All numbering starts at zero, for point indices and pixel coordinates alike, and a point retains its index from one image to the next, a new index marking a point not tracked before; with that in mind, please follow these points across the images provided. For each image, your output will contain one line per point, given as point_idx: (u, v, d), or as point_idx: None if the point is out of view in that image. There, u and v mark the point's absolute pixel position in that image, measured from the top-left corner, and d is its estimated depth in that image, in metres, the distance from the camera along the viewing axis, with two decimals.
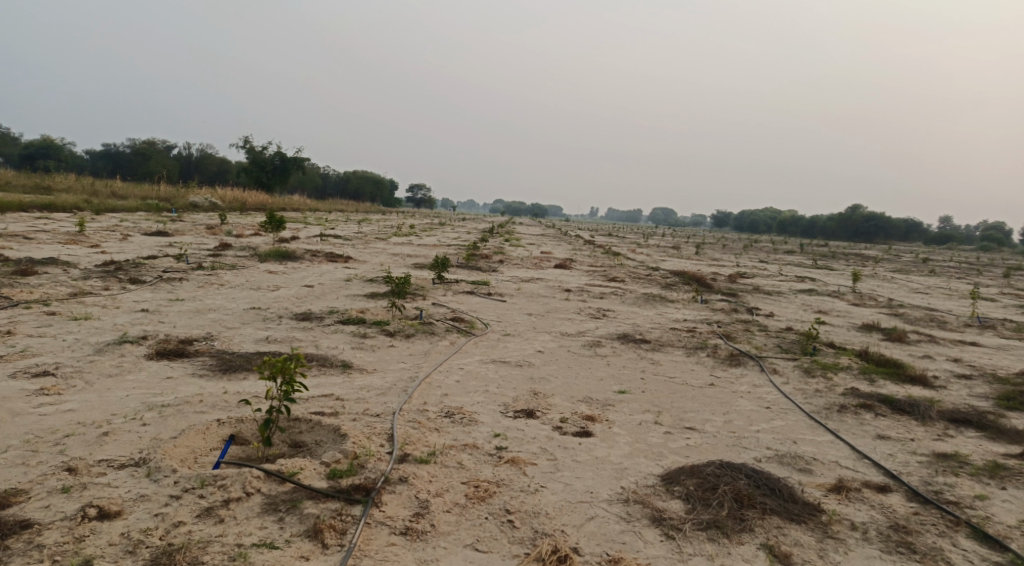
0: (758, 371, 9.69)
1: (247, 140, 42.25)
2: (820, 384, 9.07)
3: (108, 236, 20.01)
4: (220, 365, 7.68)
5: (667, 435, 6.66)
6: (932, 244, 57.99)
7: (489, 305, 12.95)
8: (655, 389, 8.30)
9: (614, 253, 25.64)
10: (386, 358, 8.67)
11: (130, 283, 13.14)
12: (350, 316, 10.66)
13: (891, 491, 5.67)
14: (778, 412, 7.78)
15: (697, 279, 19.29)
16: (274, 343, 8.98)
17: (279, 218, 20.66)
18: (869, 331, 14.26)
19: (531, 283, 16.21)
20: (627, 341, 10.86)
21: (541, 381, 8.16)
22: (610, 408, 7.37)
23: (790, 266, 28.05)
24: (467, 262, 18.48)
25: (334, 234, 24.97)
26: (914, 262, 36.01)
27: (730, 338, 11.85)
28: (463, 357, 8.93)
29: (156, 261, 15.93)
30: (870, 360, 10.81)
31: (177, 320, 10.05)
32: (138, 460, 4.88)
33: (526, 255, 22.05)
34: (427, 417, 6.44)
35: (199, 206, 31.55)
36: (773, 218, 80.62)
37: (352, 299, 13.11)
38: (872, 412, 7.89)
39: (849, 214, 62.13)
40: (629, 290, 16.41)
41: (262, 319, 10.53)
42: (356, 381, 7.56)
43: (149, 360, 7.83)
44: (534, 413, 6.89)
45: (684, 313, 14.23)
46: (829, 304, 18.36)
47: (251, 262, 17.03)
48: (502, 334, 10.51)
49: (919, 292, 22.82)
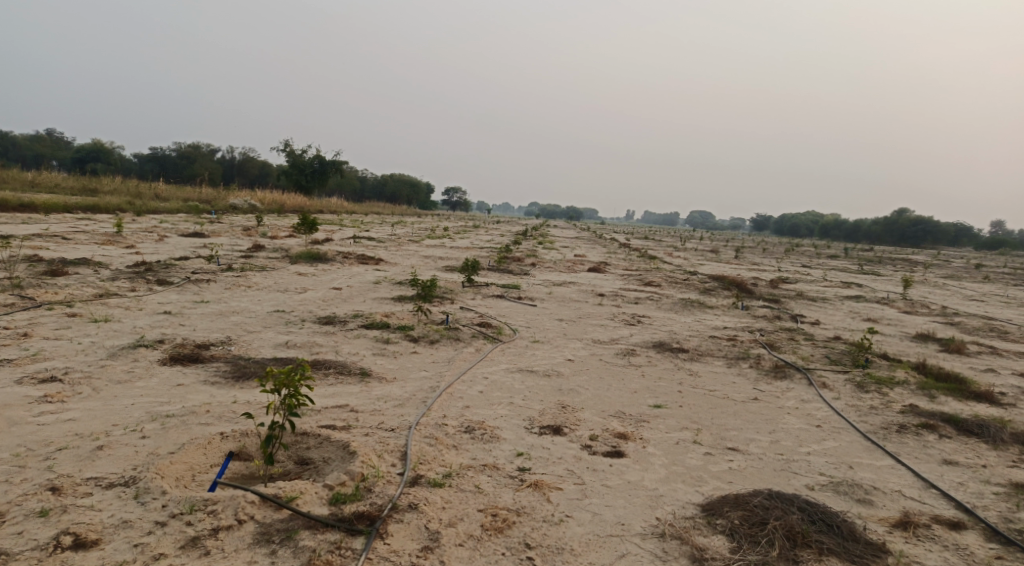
0: (805, 385, 9.00)
1: (286, 144, 42.54)
2: (875, 401, 8.36)
3: (144, 237, 20.08)
4: (233, 373, 7.32)
5: (708, 457, 6.08)
6: (983, 249, 55.72)
7: (519, 310, 12.47)
8: (694, 404, 7.70)
9: (651, 257, 24.93)
10: (407, 366, 8.23)
11: (157, 284, 12.99)
12: (374, 320, 10.26)
13: (965, 530, 5.02)
14: (829, 432, 7.12)
15: (738, 283, 18.53)
16: (292, 348, 8.61)
17: (312, 220, 20.50)
18: (925, 341, 13.40)
19: (564, 286, 15.69)
20: (663, 350, 10.26)
21: (571, 393, 7.63)
22: (645, 425, 6.81)
23: (835, 272, 26.95)
24: (499, 264, 18.01)
25: (368, 236, 24.76)
26: (966, 267, 34.51)
27: (774, 347, 11.15)
28: (489, 366, 8.45)
29: (187, 262, 15.80)
30: (929, 375, 10.01)
31: (197, 323, 9.78)
32: (127, 479, 4.54)
33: (560, 258, 21.51)
34: (446, 433, 5.97)
35: (238, 208, 31.74)
36: (814, 222, 78.57)
37: (379, 303, 12.75)
38: (936, 433, 7.17)
39: (896, 217, 60.09)
40: (666, 295, 15.77)
41: (284, 322, 10.21)
42: (373, 391, 7.12)
43: (160, 366, 7.51)
44: (562, 430, 6.38)
45: (724, 320, 13.53)
46: (879, 311, 17.46)
47: (281, 264, 16.85)
48: (531, 341, 10.00)
49: (974, 299, 21.63)
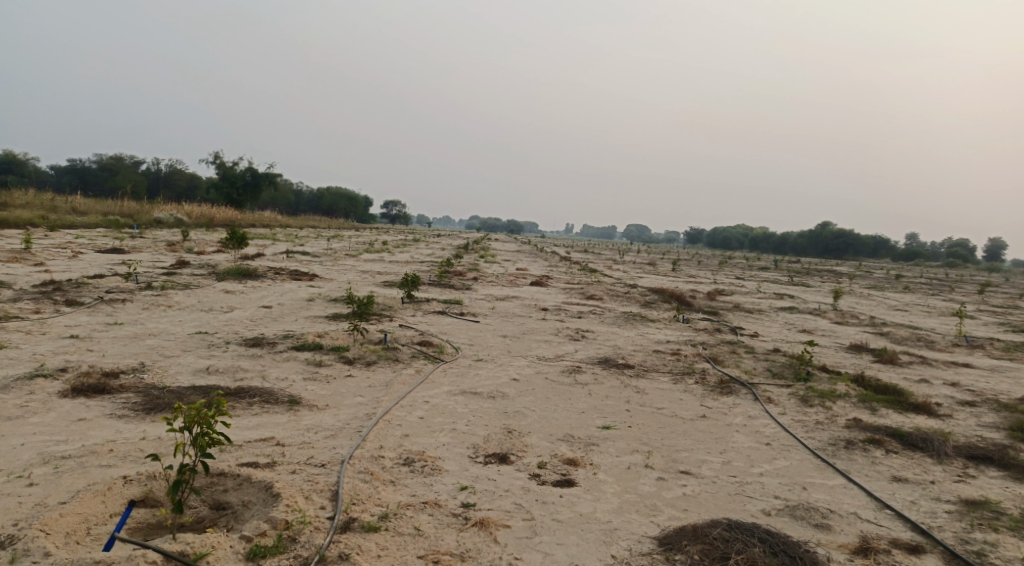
0: (751, 400, 8.87)
1: (216, 155, 40.96)
2: (820, 416, 8.28)
3: (57, 254, 18.74)
4: (144, 405, 6.64)
5: (661, 482, 5.79)
6: (900, 260, 58.41)
7: (460, 327, 12.04)
8: (643, 424, 7.43)
9: (591, 270, 24.89)
10: (341, 391, 7.67)
11: (66, 305, 12.00)
12: (306, 341, 9.65)
13: (923, 554, 4.90)
14: (780, 450, 6.96)
15: (677, 296, 18.58)
16: (214, 374, 7.94)
17: (241, 235, 19.55)
18: (859, 352, 13.61)
19: (506, 301, 15.34)
20: (608, 367, 10.00)
21: (516, 416, 7.24)
22: (595, 449, 6.48)
23: (768, 283, 27.52)
24: (439, 279, 17.53)
25: (302, 251, 23.86)
26: (887, 278, 35.96)
27: (717, 361, 11.06)
28: (429, 389, 7.98)
29: (102, 280, 14.74)
30: (868, 387, 10.07)
31: (108, 349, 8.96)
32: (4, 539, 4.05)
33: (500, 272, 21.20)
34: (383, 467, 5.50)
35: (163, 222, 30.21)
36: (745, 234, 80.93)
37: (312, 321, 12.09)
38: (883, 448, 7.10)
39: (820, 230, 62.38)
40: (608, 309, 15.62)
41: (207, 345, 9.48)
42: (302, 421, 6.56)
43: (61, 398, 6.74)
44: (508, 458, 5.98)
45: (666, 334, 13.43)
46: (812, 322, 17.77)
47: (207, 281, 15.94)
48: (473, 360, 9.57)
49: (899, 309, 22.35)
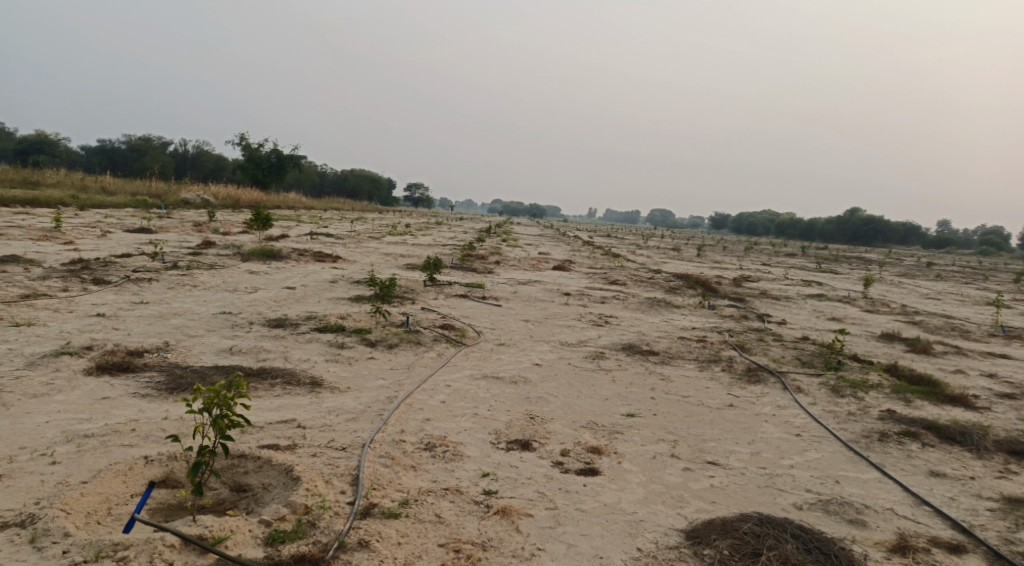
0: (780, 390, 8.66)
1: (242, 137, 41.19)
2: (852, 407, 8.05)
3: (86, 233, 18.94)
4: (167, 385, 6.63)
5: (688, 473, 5.65)
6: (931, 247, 57.14)
7: (482, 310, 11.93)
8: (669, 413, 7.26)
9: (615, 255, 24.62)
10: (362, 374, 7.61)
11: (94, 284, 12.11)
12: (328, 323, 9.60)
13: (965, 554, 4.71)
14: (811, 441, 6.77)
15: (702, 282, 18.30)
16: (236, 355, 7.92)
17: (266, 216, 19.60)
18: (891, 341, 13.27)
19: (528, 285, 15.21)
20: (633, 353, 9.83)
21: (539, 402, 7.12)
22: (619, 437, 6.34)
23: (796, 270, 27.03)
24: (461, 262, 17.43)
25: (326, 232, 23.90)
26: (919, 265, 35.20)
27: (745, 349, 10.84)
28: (451, 373, 7.88)
29: (129, 260, 14.87)
30: (901, 377, 9.79)
31: (133, 327, 8.99)
32: (24, 518, 4.03)
33: (524, 256, 21.05)
34: (404, 451, 5.42)
35: (191, 203, 30.50)
36: (771, 220, 79.73)
37: (334, 303, 12.07)
38: (919, 442, 6.87)
39: (849, 216, 61.24)
40: (632, 294, 15.42)
41: (230, 325, 9.48)
42: (323, 404, 6.50)
43: (85, 376, 6.75)
44: (531, 445, 5.87)
45: (692, 320, 13.19)
46: (841, 310, 17.40)
47: (232, 261, 16.00)
48: (495, 345, 9.46)
49: (931, 298, 21.84)
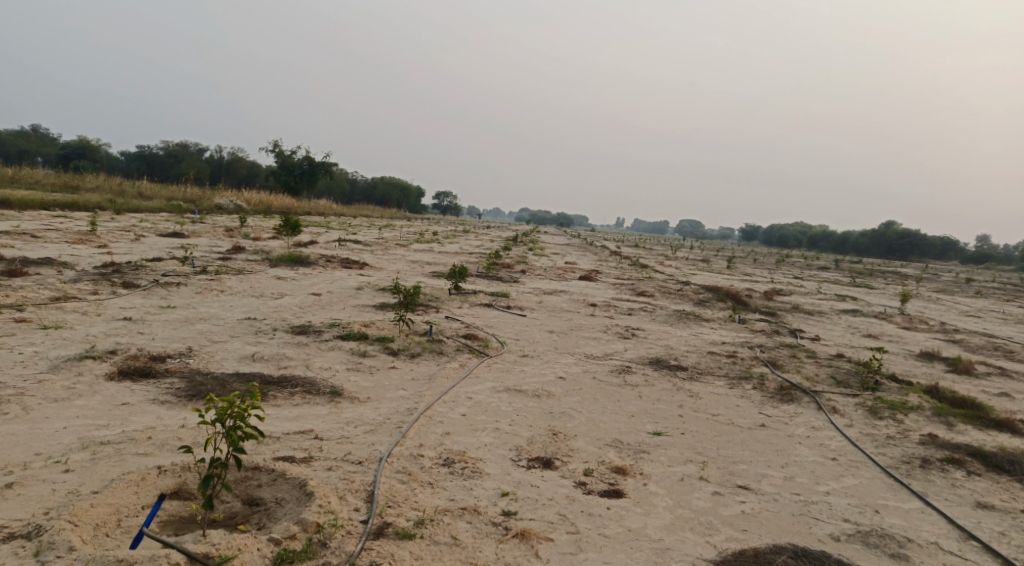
0: (814, 410, 8.33)
1: (275, 144, 41.66)
2: (891, 430, 7.71)
3: (120, 236, 19.21)
4: (186, 392, 6.56)
5: (717, 497, 5.41)
6: (970, 262, 55.64)
7: (507, 320, 11.76)
8: (698, 432, 7.01)
9: (642, 265, 24.28)
10: (384, 384, 7.48)
11: (123, 287, 12.20)
12: (351, 331, 9.51)
13: None
14: (848, 466, 6.47)
15: (733, 294, 17.93)
16: (258, 362, 7.85)
17: (295, 222, 19.68)
18: (930, 360, 12.81)
19: (554, 295, 15.03)
20: (660, 368, 9.57)
21: (562, 417, 6.92)
22: (645, 456, 6.12)
23: (829, 284, 26.40)
24: (488, 271, 17.31)
25: (354, 239, 23.94)
26: (957, 281, 34.24)
27: (777, 366, 10.51)
28: (473, 385, 7.72)
29: (160, 264, 14.99)
30: (942, 399, 9.39)
31: (158, 332, 8.99)
32: (32, 529, 3.95)
33: (550, 265, 20.87)
34: (422, 467, 5.27)
35: (224, 208, 30.90)
36: (803, 233, 78.42)
37: (359, 311, 12.00)
38: (963, 469, 6.53)
39: (885, 229, 59.98)
40: (660, 306, 15.13)
41: (254, 331, 9.44)
42: (342, 415, 6.38)
43: (107, 381, 6.72)
44: (553, 463, 5.68)
45: (722, 335, 12.87)
46: (877, 326, 16.91)
47: (260, 267, 16.07)
48: (519, 356, 9.28)
49: (971, 315, 21.15)
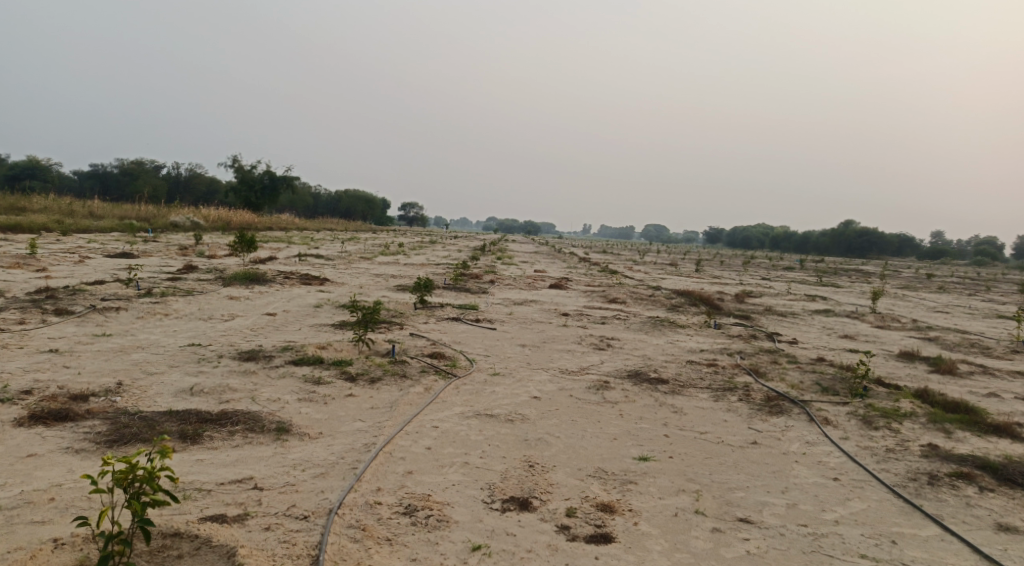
0: (806, 422, 7.77)
1: (235, 158, 40.45)
2: (890, 442, 7.18)
3: (62, 259, 18.00)
4: (107, 437, 5.70)
5: (716, 536, 4.80)
6: (928, 258, 56.55)
7: (475, 335, 11.05)
8: (687, 454, 6.38)
9: (611, 272, 23.73)
10: (339, 415, 6.70)
11: (57, 315, 11.19)
12: (305, 355, 8.69)
13: None
14: (852, 486, 5.92)
15: (706, 298, 17.44)
16: (197, 395, 7.01)
17: (250, 238, 18.70)
18: (911, 360, 12.42)
19: (524, 306, 14.35)
20: (640, 381, 8.94)
21: (538, 445, 6.22)
22: (633, 488, 5.45)
23: (798, 284, 26.22)
24: (454, 282, 16.56)
25: (315, 254, 22.98)
26: (919, 277, 34.49)
27: (760, 374, 9.96)
28: (439, 411, 6.98)
29: (102, 287, 13.94)
30: (934, 404, 8.91)
31: (86, 365, 8.07)
32: None
33: (519, 274, 20.21)
34: (380, 519, 4.55)
35: (179, 225, 29.67)
36: (765, 234, 79.15)
37: (316, 331, 11.18)
38: (975, 485, 6.02)
39: (844, 228, 60.69)
40: (634, 314, 14.56)
41: (197, 359, 8.56)
42: (289, 456, 5.59)
43: (14, 428, 5.83)
44: (530, 503, 4.99)
45: (698, 342, 12.32)
46: (852, 326, 16.57)
47: (211, 286, 15.12)
48: (489, 375, 8.55)
49: (939, 311, 21.04)
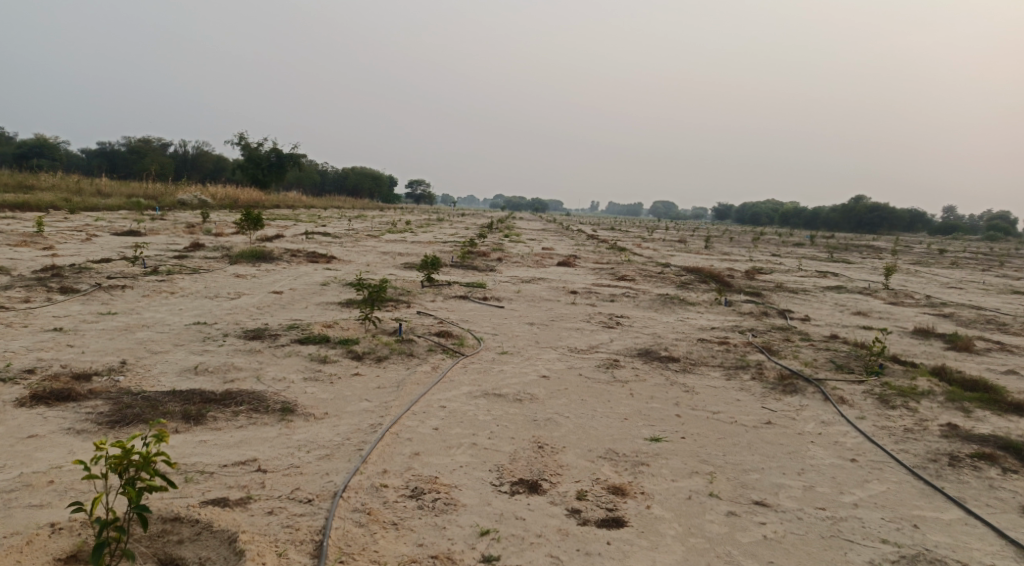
0: (821, 402, 7.61)
1: (241, 135, 40.15)
2: (909, 421, 7.00)
3: (69, 237, 17.90)
4: (109, 417, 5.60)
5: (731, 519, 4.67)
6: (940, 234, 55.92)
7: (482, 313, 10.89)
8: (700, 435, 6.23)
9: (619, 248, 23.51)
10: (345, 395, 6.58)
11: (62, 293, 11.10)
12: (310, 333, 8.55)
13: None
14: (870, 467, 5.76)
15: (716, 275, 17.20)
16: (201, 375, 6.89)
17: (257, 216, 18.55)
18: (926, 337, 12.21)
19: (532, 283, 14.17)
20: (651, 360, 8.78)
21: (548, 426, 6.09)
22: (645, 470, 5.31)
23: (808, 261, 25.91)
24: (461, 259, 16.39)
25: (322, 231, 22.82)
26: (931, 252, 34.10)
27: (773, 352, 9.78)
28: (446, 391, 6.85)
29: (108, 265, 13.83)
30: (952, 382, 8.72)
31: (90, 344, 7.97)
32: None
33: (527, 252, 20.00)
34: (387, 503, 4.43)
35: (187, 204, 29.53)
36: (773, 209, 78.56)
37: (322, 309, 11.05)
38: (998, 466, 5.85)
39: (855, 204, 60.02)
40: (643, 291, 14.37)
41: (201, 338, 8.44)
42: (293, 437, 5.47)
43: (16, 409, 5.74)
44: (540, 486, 4.86)
45: (709, 319, 12.14)
46: (865, 303, 16.33)
47: (217, 264, 15.00)
48: (497, 354, 8.41)
49: (953, 287, 20.73)
